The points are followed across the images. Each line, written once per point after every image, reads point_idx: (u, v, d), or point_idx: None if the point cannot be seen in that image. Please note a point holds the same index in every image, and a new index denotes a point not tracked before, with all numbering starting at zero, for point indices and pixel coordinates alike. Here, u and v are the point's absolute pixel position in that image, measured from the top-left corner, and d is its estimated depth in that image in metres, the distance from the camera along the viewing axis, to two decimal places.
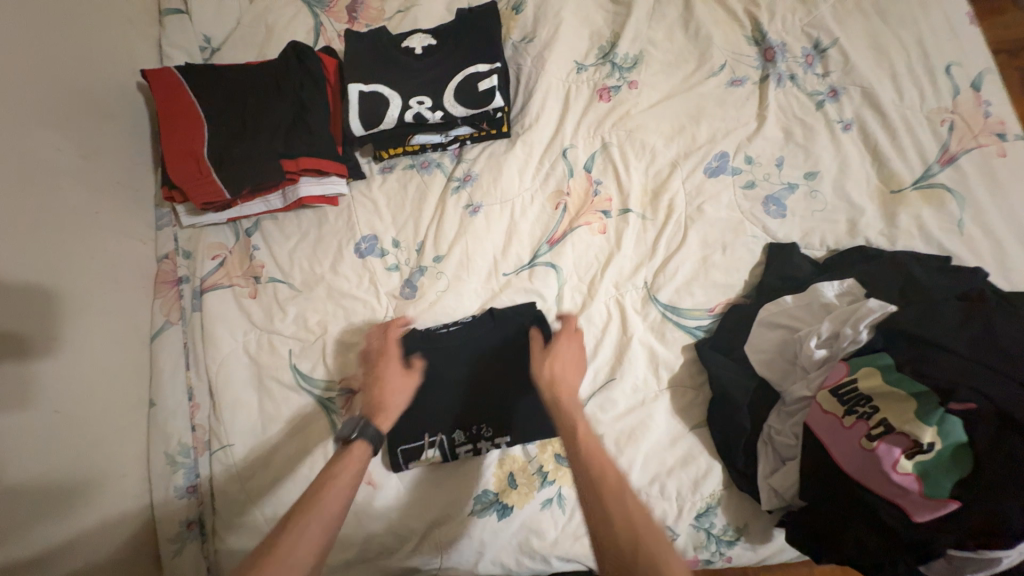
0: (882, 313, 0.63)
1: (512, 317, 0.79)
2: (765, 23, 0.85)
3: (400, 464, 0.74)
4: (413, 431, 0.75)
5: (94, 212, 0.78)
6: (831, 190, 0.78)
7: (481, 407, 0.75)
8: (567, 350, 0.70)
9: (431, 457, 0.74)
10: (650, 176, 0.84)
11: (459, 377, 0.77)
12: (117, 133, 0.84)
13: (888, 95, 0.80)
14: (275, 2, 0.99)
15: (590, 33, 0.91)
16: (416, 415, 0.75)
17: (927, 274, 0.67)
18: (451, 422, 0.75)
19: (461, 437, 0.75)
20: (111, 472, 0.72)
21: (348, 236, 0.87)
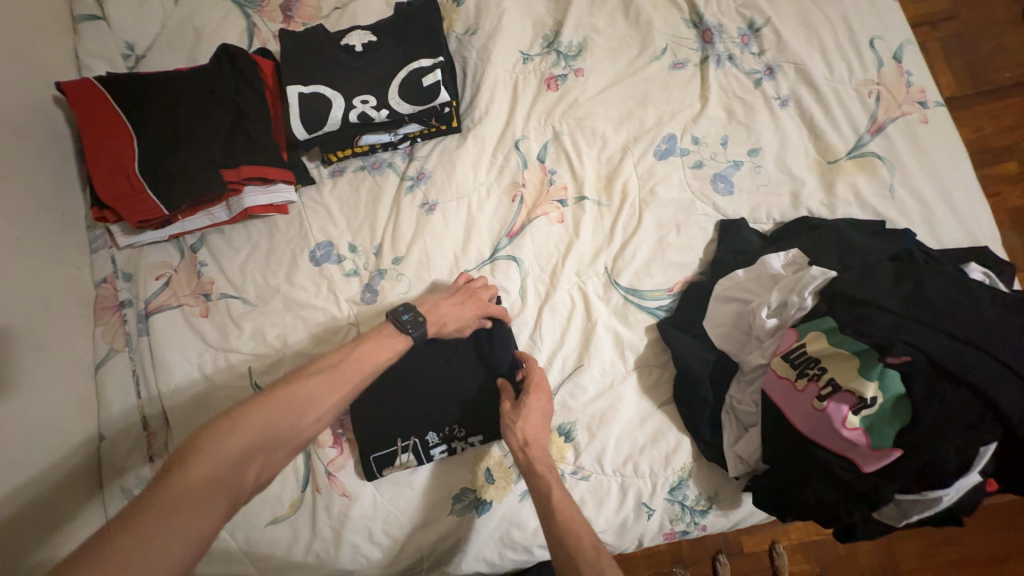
0: (824, 279, 0.66)
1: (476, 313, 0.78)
2: (702, 5, 0.87)
3: (375, 472, 0.73)
4: (385, 438, 0.73)
5: (17, 238, 0.72)
6: (774, 166, 0.81)
7: (452, 407, 0.75)
8: (534, 408, 0.70)
9: (406, 461, 0.73)
10: (602, 162, 0.85)
11: (427, 378, 0.76)
12: (35, 151, 0.78)
13: (820, 70, 0.83)
14: (201, 3, 0.93)
15: (533, 22, 0.90)
16: (386, 421, 0.74)
17: (864, 239, 0.71)
18: (423, 424, 0.74)
19: (435, 438, 0.74)
20: (62, 514, 0.68)
21: (302, 243, 0.84)
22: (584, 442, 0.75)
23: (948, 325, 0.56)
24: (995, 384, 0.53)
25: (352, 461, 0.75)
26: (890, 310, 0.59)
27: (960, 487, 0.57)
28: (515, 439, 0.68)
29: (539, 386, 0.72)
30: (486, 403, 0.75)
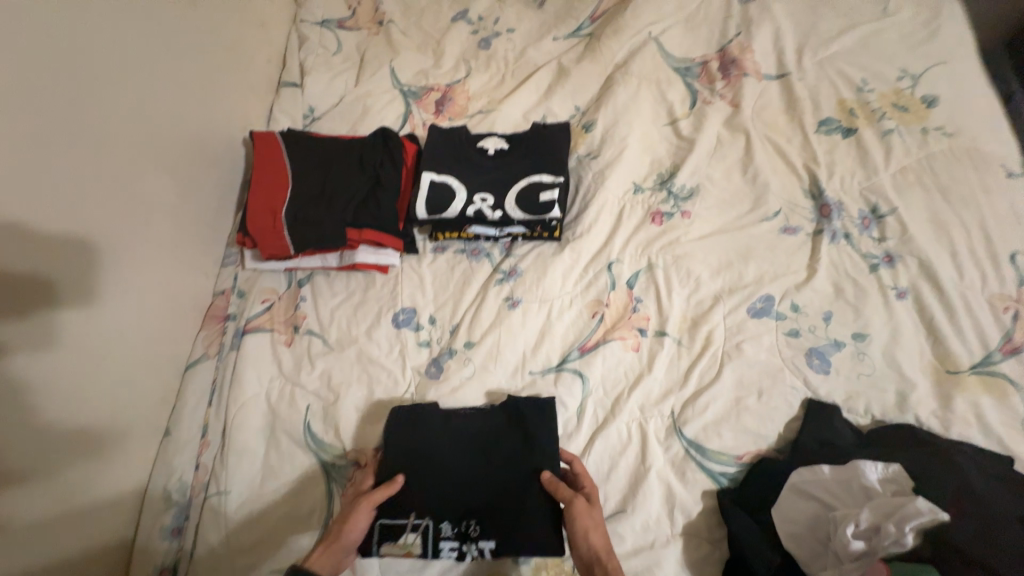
0: (933, 518, 0.56)
1: (529, 411, 0.77)
2: (824, 180, 0.88)
3: (371, 547, 0.70)
4: (403, 514, 0.72)
5: (172, 245, 0.85)
6: (880, 357, 0.76)
7: (477, 504, 0.72)
8: (590, 508, 0.67)
9: (409, 543, 0.70)
10: (690, 304, 0.85)
11: (461, 471, 0.74)
12: (214, 179, 0.95)
13: (947, 272, 0.78)
14: (376, 89, 1.13)
15: (651, 160, 0.96)
16: (410, 495, 0.73)
17: (989, 484, 0.61)
18: (443, 511, 0.72)
19: (449, 531, 0.71)
20: (107, 488, 0.73)
21: (390, 304, 0.90)
22: None
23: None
24: None
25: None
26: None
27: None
28: (596, 540, 0.64)
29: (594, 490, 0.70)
30: (513, 512, 0.71)
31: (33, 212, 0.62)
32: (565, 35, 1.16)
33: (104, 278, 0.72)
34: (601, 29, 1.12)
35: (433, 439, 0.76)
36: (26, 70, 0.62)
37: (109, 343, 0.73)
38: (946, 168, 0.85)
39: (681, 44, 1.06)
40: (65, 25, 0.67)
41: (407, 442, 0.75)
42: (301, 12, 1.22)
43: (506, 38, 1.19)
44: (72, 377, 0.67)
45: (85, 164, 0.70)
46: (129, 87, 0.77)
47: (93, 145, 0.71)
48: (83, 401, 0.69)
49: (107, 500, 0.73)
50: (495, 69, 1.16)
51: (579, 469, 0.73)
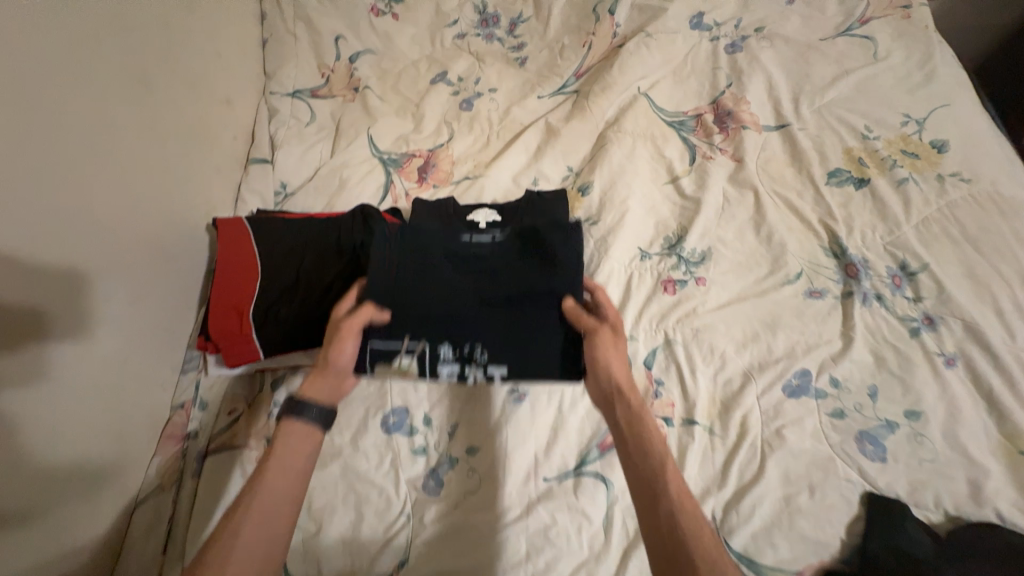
0: None
1: (549, 237, 0.73)
2: (843, 236, 0.81)
3: (365, 366, 0.69)
4: (401, 334, 0.69)
5: (114, 366, 0.71)
6: (942, 438, 0.67)
7: (483, 329, 0.70)
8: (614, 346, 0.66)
9: (405, 366, 0.70)
10: (718, 384, 0.75)
11: (464, 294, 0.71)
12: (175, 275, 0.84)
13: (996, 333, 0.71)
14: (353, 159, 1.06)
15: (656, 222, 0.89)
16: (413, 310, 0.69)
17: None
18: (444, 335, 0.70)
19: (450, 354, 0.70)
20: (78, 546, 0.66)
21: (378, 404, 0.79)
22: None
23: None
24: None
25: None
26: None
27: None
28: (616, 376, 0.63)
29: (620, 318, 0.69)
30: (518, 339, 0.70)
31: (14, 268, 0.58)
32: (550, 93, 1.11)
33: (19, 413, 0.58)
34: (587, 86, 1.08)
35: (437, 248, 0.73)
36: None
37: (17, 504, 0.58)
38: (971, 217, 0.80)
39: (671, 97, 1.02)
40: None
41: (408, 250, 0.73)
42: (271, 82, 1.15)
43: (489, 98, 1.15)
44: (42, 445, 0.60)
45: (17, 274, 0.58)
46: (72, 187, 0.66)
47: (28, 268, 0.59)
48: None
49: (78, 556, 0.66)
50: (479, 130, 1.11)
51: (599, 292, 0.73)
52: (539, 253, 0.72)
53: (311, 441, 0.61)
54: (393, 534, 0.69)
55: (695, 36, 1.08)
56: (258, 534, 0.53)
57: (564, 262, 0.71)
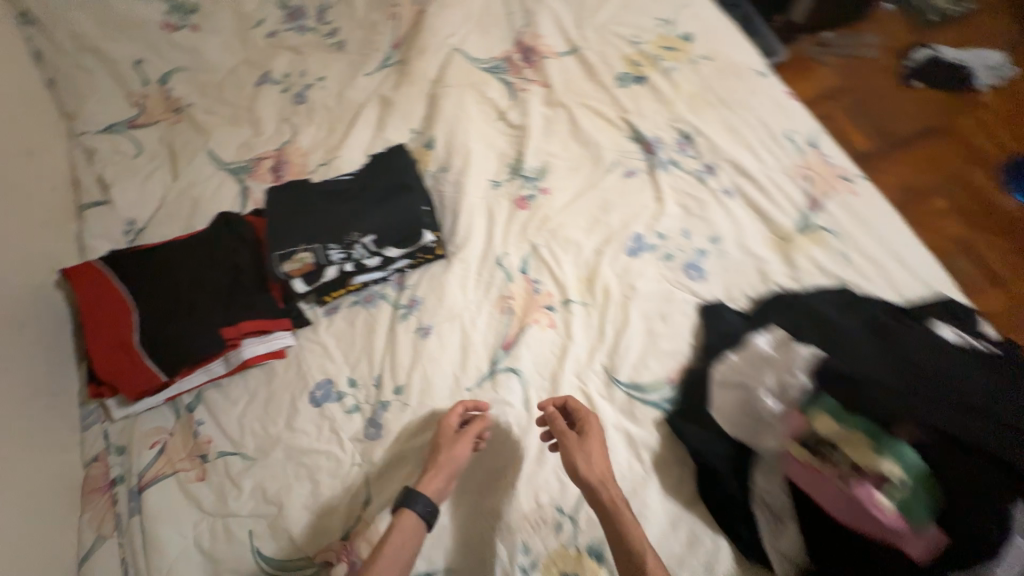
0: (813, 357, 0.65)
1: (393, 152, 0.94)
2: (638, 123, 1.01)
3: (274, 269, 0.82)
4: (290, 239, 0.83)
5: None
6: (736, 248, 0.89)
7: (357, 218, 0.85)
8: (603, 462, 0.71)
9: (303, 259, 0.82)
10: (580, 266, 0.92)
11: (336, 202, 0.88)
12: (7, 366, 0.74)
13: (752, 163, 0.95)
14: (198, 177, 1.05)
15: (497, 154, 1.02)
16: (297, 224, 0.85)
17: (834, 311, 0.73)
18: (326, 231, 0.84)
19: (335, 244, 0.83)
20: None
21: (301, 386, 0.85)
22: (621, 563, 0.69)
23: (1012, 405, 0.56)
24: (1007, 449, 0.53)
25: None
26: (887, 382, 0.58)
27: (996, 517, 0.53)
28: (593, 479, 0.69)
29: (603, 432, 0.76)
30: (385, 213, 0.85)
31: None
32: (376, 69, 1.18)
33: None
34: (407, 53, 1.16)
35: (310, 184, 0.91)
36: None
37: None
38: (720, 86, 1.03)
39: (482, 47, 1.15)
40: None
41: (286, 191, 0.90)
42: (76, 124, 1.08)
43: (320, 87, 1.18)
44: None
45: None
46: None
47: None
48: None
49: None
50: (320, 119, 1.14)
51: (575, 407, 0.76)
52: (386, 162, 0.92)
53: (415, 545, 0.67)
54: (351, 484, 0.77)
55: None
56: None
57: (403, 163, 0.93)
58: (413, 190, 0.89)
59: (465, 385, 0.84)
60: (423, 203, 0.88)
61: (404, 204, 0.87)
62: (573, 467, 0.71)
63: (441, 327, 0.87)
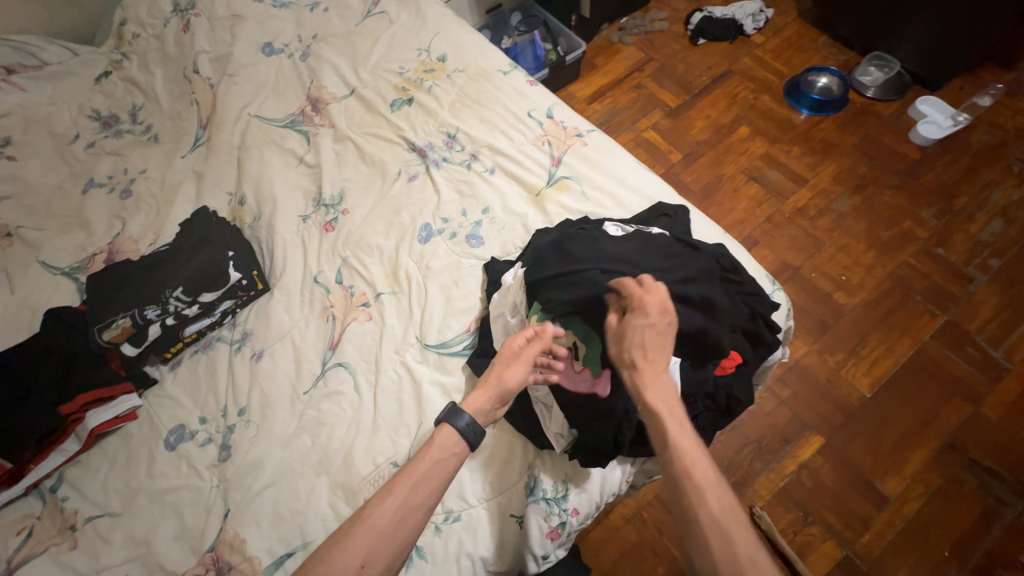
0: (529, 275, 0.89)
1: (196, 216, 1.10)
2: (413, 136, 1.20)
3: (97, 339, 0.96)
4: (109, 312, 0.98)
5: None
6: (503, 212, 1.08)
7: (167, 279, 1.01)
8: (654, 337, 0.75)
9: (121, 324, 0.97)
10: (386, 263, 1.07)
11: (148, 271, 1.02)
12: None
13: (505, 143, 1.16)
14: (35, 286, 1.13)
15: (303, 192, 1.17)
16: (112, 298, 0.99)
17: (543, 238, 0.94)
18: (142, 297, 0.99)
19: (150, 305, 0.99)
20: None
21: (157, 437, 0.94)
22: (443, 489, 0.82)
23: (635, 260, 0.83)
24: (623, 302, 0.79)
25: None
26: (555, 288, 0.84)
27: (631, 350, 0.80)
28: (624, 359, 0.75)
29: (674, 313, 0.76)
30: (190, 268, 1.02)
31: None
32: (189, 149, 1.31)
33: None
34: (212, 130, 1.30)
35: (125, 262, 1.06)
36: None
37: None
38: (473, 89, 1.25)
39: (276, 108, 1.31)
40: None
41: (102, 273, 1.03)
42: None
43: (143, 179, 1.30)
44: None
45: None
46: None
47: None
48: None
49: None
50: (146, 206, 1.26)
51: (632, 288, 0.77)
52: (188, 225, 1.08)
53: (450, 460, 0.76)
54: (211, 504, 0.87)
55: (272, 59, 1.37)
56: (382, 543, 0.69)
57: (208, 221, 1.09)
58: (214, 241, 1.05)
59: (302, 389, 0.96)
60: (228, 247, 1.06)
61: (210, 256, 1.03)
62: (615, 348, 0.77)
63: (275, 347, 1.00)
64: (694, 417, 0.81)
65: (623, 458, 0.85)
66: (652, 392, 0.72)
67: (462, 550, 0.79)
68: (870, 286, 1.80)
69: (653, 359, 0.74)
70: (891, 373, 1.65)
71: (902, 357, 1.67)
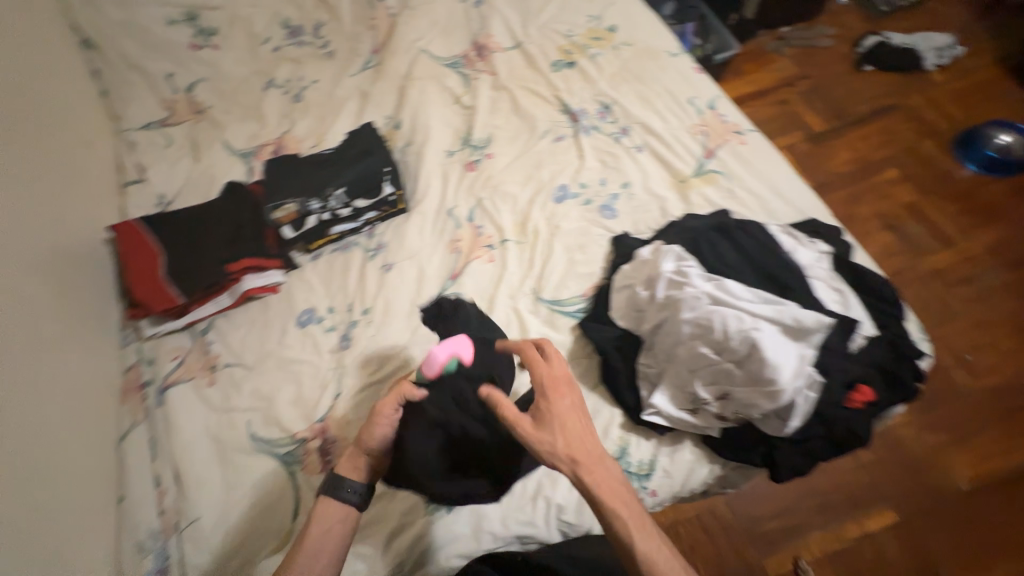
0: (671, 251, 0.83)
1: (359, 129, 1.20)
2: (568, 99, 1.21)
3: (267, 215, 1.09)
4: (280, 195, 1.10)
5: (43, 365, 0.85)
6: (643, 191, 1.07)
7: (331, 179, 1.12)
8: (581, 424, 0.73)
9: (288, 208, 1.09)
10: (517, 213, 1.11)
11: (314, 169, 1.13)
12: (54, 295, 0.94)
13: (659, 124, 1.14)
14: (214, 161, 1.30)
15: (452, 130, 1.24)
16: (283, 184, 1.12)
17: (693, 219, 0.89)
18: (308, 190, 1.11)
19: (314, 199, 1.10)
20: (87, 460, 0.86)
21: (290, 313, 1.06)
22: None
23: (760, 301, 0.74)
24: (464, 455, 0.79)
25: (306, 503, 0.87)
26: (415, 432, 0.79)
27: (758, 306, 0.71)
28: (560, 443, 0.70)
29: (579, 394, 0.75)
30: (353, 175, 1.12)
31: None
32: (358, 70, 1.42)
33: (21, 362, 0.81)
34: (383, 56, 1.40)
35: (293, 155, 1.16)
36: None
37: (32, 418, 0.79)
38: (637, 64, 1.23)
39: (443, 47, 1.37)
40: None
41: (278, 161, 1.15)
42: (123, 122, 1.36)
43: (313, 89, 1.43)
44: (34, 387, 0.82)
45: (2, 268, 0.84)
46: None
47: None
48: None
49: (86, 467, 0.86)
50: (313, 114, 1.38)
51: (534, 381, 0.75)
52: (352, 135, 1.18)
53: (339, 525, 0.75)
54: (326, 382, 0.97)
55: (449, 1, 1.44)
56: None
57: (370, 135, 1.18)
58: (374, 155, 1.14)
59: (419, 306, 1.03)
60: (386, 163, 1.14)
61: (370, 168, 1.11)
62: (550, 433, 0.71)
63: (403, 264, 1.08)
64: (808, 440, 0.77)
65: (714, 459, 0.84)
66: (599, 473, 0.69)
67: (540, 492, 0.86)
68: (1000, 374, 1.61)
69: (589, 445, 0.71)
70: (999, 472, 1.48)
71: (1017, 461, 1.49)
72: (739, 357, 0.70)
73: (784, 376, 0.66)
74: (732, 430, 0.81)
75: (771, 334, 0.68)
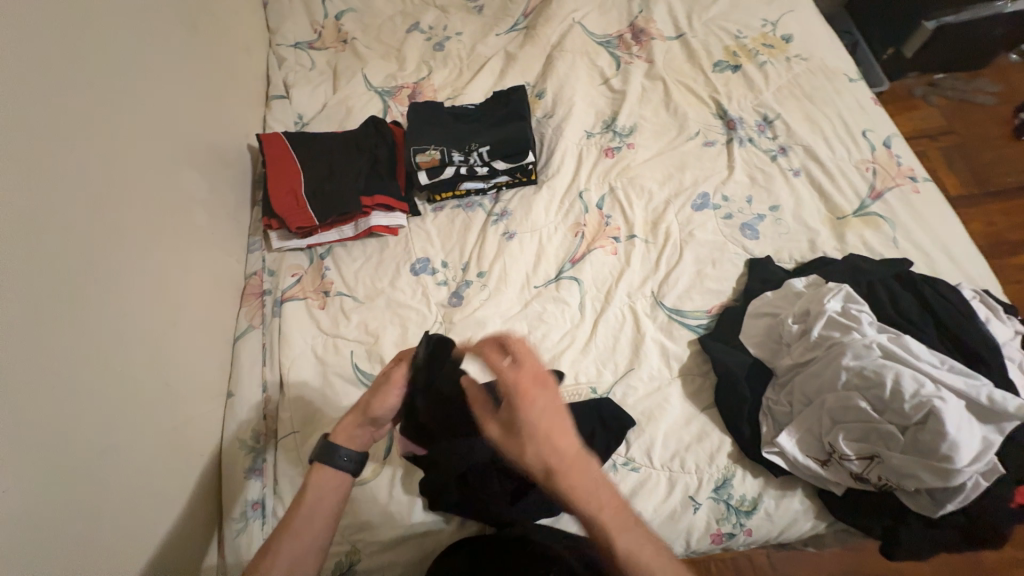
0: (838, 290, 0.82)
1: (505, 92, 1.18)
2: (725, 103, 1.15)
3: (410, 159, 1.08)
4: (423, 141, 1.09)
5: (186, 254, 0.90)
6: (792, 219, 1.00)
7: (476, 137, 1.10)
8: (560, 437, 0.59)
9: (432, 154, 1.07)
10: (649, 210, 1.07)
11: (458, 125, 1.14)
12: (207, 192, 1.00)
13: (824, 151, 1.06)
14: (354, 91, 1.31)
15: (595, 111, 1.19)
16: (427, 131, 1.11)
17: (869, 263, 0.88)
18: (451, 143, 1.09)
19: (457, 152, 1.08)
20: (209, 350, 0.92)
21: (406, 258, 1.06)
22: (633, 434, 0.84)
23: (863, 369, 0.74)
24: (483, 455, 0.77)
25: (395, 458, 0.85)
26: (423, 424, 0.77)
27: (942, 373, 0.70)
28: (535, 464, 0.58)
29: (552, 393, 0.62)
30: (498, 136, 1.09)
31: (155, 149, 0.87)
32: (506, 31, 1.40)
33: (168, 248, 0.86)
34: (534, 21, 1.36)
35: (437, 106, 1.16)
36: (104, 92, 0.77)
37: (170, 300, 0.84)
38: (809, 82, 1.14)
39: (599, 23, 1.32)
40: (95, 37, 0.77)
41: (430, 110, 1.16)
42: (275, 37, 1.40)
43: (457, 40, 1.40)
44: (178, 272, 0.87)
45: (164, 156, 0.89)
46: (104, 95, 0.77)
47: (80, 159, 0.70)
48: (60, 428, 0.60)
49: (207, 357, 0.91)
50: (454, 65, 1.37)
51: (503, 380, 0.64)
52: (501, 98, 1.17)
53: (335, 496, 0.71)
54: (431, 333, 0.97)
55: None
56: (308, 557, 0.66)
57: (517, 99, 1.16)
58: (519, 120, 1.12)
59: (534, 281, 1.02)
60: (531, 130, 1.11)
61: (514, 132, 1.09)
62: (523, 456, 0.59)
63: (526, 235, 1.06)
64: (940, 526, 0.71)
65: (821, 516, 0.79)
66: (590, 505, 0.57)
67: (634, 501, 0.80)
68: None
69: (579, 473, 0.58)
70: None
71: None
72: (908, 422, 0.69)
73: (961, 456, 0.66)
74: (856, 491, 0.76)
75: (955, 406, 0.67)
